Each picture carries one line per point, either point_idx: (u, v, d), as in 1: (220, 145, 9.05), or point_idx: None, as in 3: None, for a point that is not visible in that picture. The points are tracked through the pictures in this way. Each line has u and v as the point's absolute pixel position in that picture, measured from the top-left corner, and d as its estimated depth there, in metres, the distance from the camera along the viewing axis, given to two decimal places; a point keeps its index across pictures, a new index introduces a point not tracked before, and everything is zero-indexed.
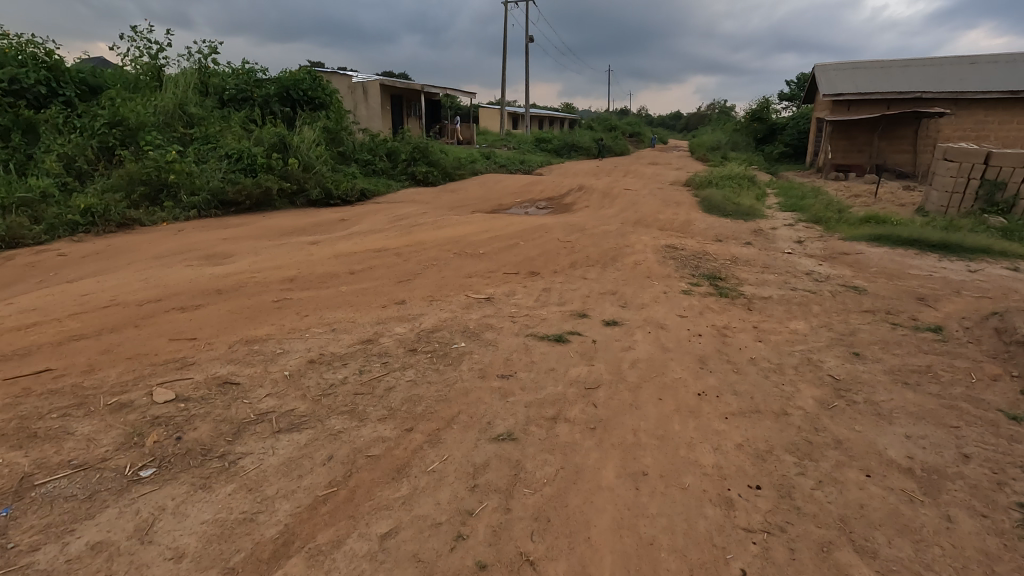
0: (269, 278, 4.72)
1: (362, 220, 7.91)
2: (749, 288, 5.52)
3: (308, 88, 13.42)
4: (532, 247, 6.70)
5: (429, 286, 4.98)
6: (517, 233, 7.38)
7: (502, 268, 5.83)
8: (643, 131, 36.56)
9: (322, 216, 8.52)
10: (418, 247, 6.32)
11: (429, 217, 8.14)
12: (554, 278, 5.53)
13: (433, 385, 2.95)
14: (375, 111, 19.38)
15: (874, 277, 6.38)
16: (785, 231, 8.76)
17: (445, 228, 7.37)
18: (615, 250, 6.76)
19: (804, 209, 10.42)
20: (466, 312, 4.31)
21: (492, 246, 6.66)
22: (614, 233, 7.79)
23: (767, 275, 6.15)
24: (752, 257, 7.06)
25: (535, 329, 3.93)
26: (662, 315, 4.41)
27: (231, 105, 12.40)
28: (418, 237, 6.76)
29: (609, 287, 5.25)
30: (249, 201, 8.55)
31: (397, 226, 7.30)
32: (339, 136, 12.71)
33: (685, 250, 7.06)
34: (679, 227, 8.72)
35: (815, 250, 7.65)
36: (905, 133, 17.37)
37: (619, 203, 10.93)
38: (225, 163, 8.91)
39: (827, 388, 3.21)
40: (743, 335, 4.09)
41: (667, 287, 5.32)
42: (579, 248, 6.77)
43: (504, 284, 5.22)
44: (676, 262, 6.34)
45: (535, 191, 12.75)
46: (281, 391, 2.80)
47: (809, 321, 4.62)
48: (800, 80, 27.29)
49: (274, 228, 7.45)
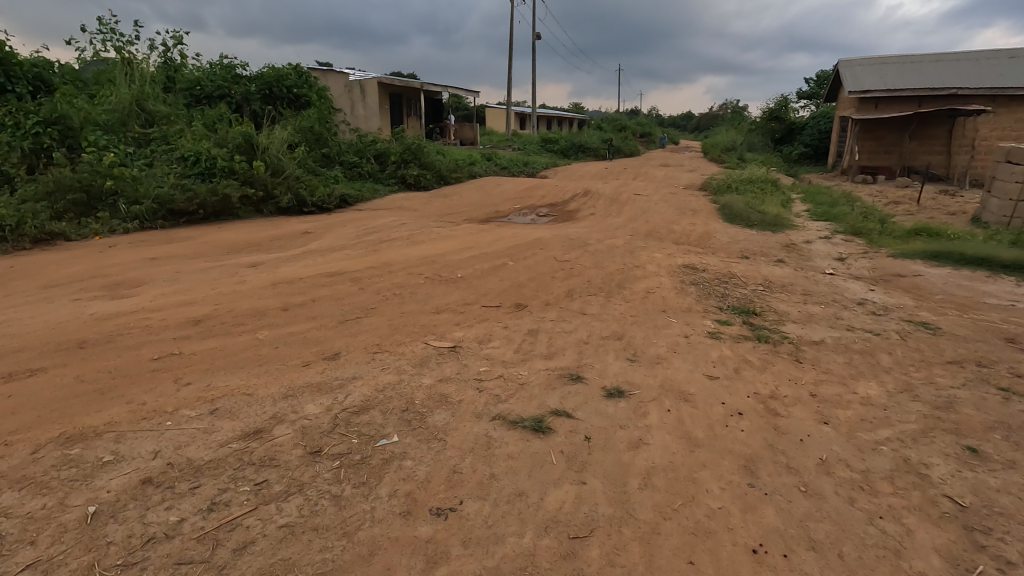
0: (166, 319, 3.61)
1: (329, 233, 6.85)
2: (794, 328, 4.33)
3: (291, 84, 12.42)
4: (522, 269, 5.56)
5: (382, 329, 3.85)
6: (506, 250, 6.24)
7: (482, 300, 4.68)
8: (653, 131, 35.24)
9: (287, 227, 7.46)
10: (381, 270, 5.21)
11: (407, 228, 7.02)
12: (544, 314, 4.40)
13: (321, 537, 1.82)
14: (372, 111, 18.31)
15: (941, 308, 5.19)
16: (821, 246, 7.56)
17: (422, 244, 6.26)
18: (624, 272, 5.60)
19: (838, 219, 9.19)
20: (419, 372, 3.18)
21: (474, 267, 5.54)
22: (622, 249, 6.64)
23: (811, 306, 4.98)
24: (788, 280, 5.87)
25: (507, 406, 2.79)
26: (684, 377, 3.25)
27: (207, 102, 11.43)
28: (387, 256, 5.63)
29: (614, 328, 4.09)
30: (204, 211, 7.47)
31: (365, 241, 6.20)
32: (323, 136, 11.70)
33: (707, 272, 5.88)
34: (698, 241, 7.54)
35: (861, 270, 6.44)
36: (938, 132, 16.04)
37: (628, 210, 9.81)
38: (179, 166, 7.89)
39: (953, 529, 2.06)
40: (801, 412, 2.93)
41: (688, 328, 4.16)
42: (580, 270, 5.61)
43: (480, 324, 4.09)
44: (698, 289, 5.18)
45: (535, 197, 11.60)
46: (55, 560, 1.68)
47: (883, 384, 3.44)
48: (820, 77, 25.84)
49: (222, 244, 6.38)
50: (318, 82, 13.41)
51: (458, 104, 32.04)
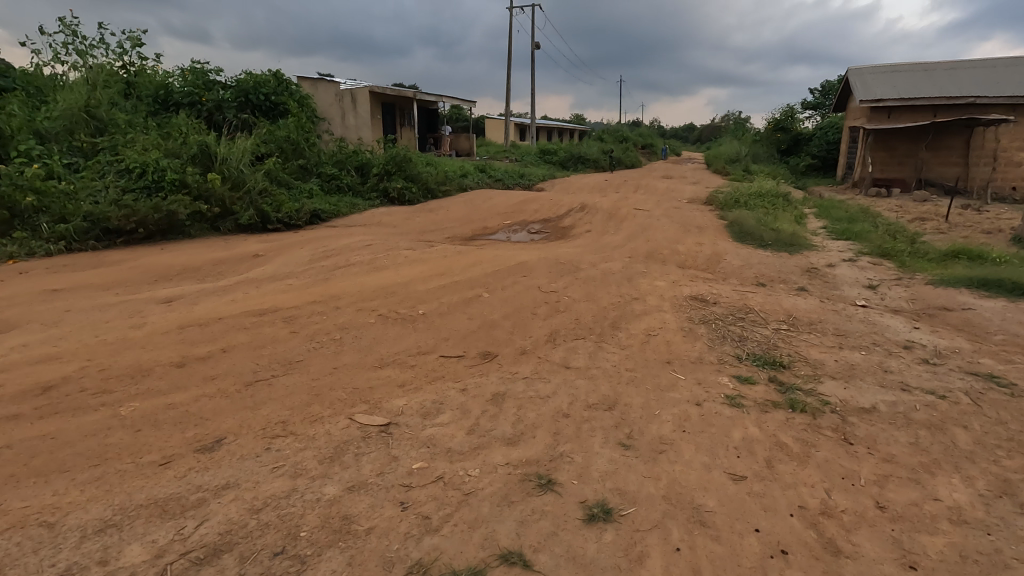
0: (2, 387, 2.71)
1: (283, 255, 5.98)
2: (835, 388, 3.40)
3: (269, 91, 11.68)
4: (499, 304, 4.65)
5: (297, 397, 2.91)
6: (483, 277, 5.34)
7: (442, 347, 3.77)
8: (654, 141, 34.49)
9: (239, 248, 6.61)
10: (326, 306, 4.31)
11: (371, 249, 6.12)
12: (519, 367, 3.49)
13: None
14: (363, 121, 17.53)
15: (1007, 353, 4.27)
16: (846, 270, 6.65)
17: (384, 271, 5.34)
18: (620, 307, 4.68)
19: (861, 238, 8.29)
20: (324, 473, 2.26)
21: (441, 301, 4.64)
22: (618, 275, 5.74)
23: (850, 353, 4.06)
24: (815, 315, 4.95)
25: (437, 545, 1.88)
26: (698, 480, 2.32)
27: (175, 110, 10.64)
28: (337, 288, 4.73)
29: (604, 392, 3.16)
30: (145, 230, 6.62)
31: (318, 266, 5.31)
32: (300, 147, 10.94)
33: (718, 305, 4.96)
34: (705, 265, 6.63)
35: (897, 302, 5.52)
36: (955, 143, 15.18)
37: (627, 227, 8.95)
38: (122, 179, 7.07)
39: None
40: (871, 546, 2.02)
41: (700, 392, 3.22)
42: (567, 305, 4.70)
43: (432, 386, 3.17)
44: (710, 330, 4.26)
45: (528, 211, 10.75)
46: None
47: (971, 483, 2.51)
48: (826, 86, 25.04)
49: (153, 269, 5.51)
50: (299, 90, 12.73)
51: (456, 115, 31.41)
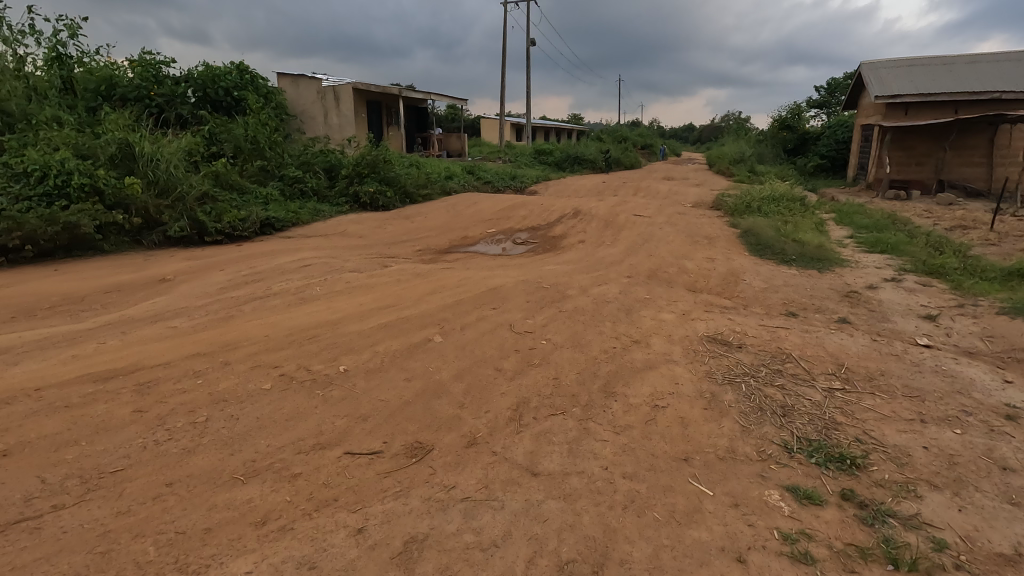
0: None
1: (199, 278, 4.82)
2: (945, 508, 2.21)
3: (229, 85, 10.61)
4: (453, 354, 3.45)
5: (63, 563, 1.73)
6: (440, 311, 4.15)
7: (355, 433, 2.59)
8: (654, 142, 33.35)
9: (155, 268, 5.46)
10: (210, 362, 3.14)
11: (308, 271, 4.93)
12: (461, 476, 2.30)
13: None
14: (346, 120, 16.09)
15: None
16: (892, 293, 5.46)
17: (314, 303, 4.16)
18: (615, 356, 3.49)
19: (897, 250, 7.10)
20: None
21: (377, 350, 3.45)
22: (616, 306, 4.55)
23: (941, 431, 2.88)
24: (874, 364, 3.76)
25: None
26: None
27: (119, 106, 9.50)
28: (238, 331, 3.55)
29: (586, 534, 1.98)
30: (36, 246, 5.47)
31: (228, 297, 4.13)
32: (260, 147, 9.80)
33: (746, 350, 3.77)
34: (721, 288, 5.44)
35: (969, 341, 4.33)
36: (979, 141, 13.98)
37: (626, 237, 7.77)
38: (17, 184, 5.92)
39: None
40: None
41: (739, 527, 2.04)
42: (545, 354, 3.51)
43: (311, 523, 1.98)
44: (741, 396, 3.06)
45: (515, 218, 9.58)
46: None
47: None
48: (833, 83, 23.85)
49: (22, 299, 4.33)
50: (264, 83, 11.62)
51: (449, 115, 30.23)
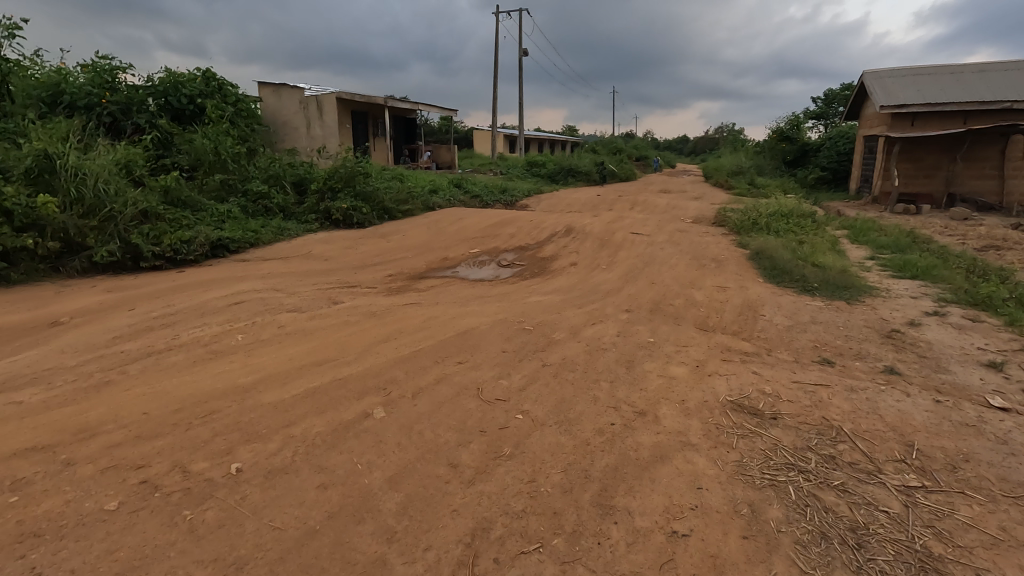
0: None
1: (101, 319, 3.92)
2: None
3: (192, 92, 9.81)
4: (396, 438, 2.55)
5: None
6: (390, 368, 3.24)
7: None
8: (648, 154, 32.65)
9: (61, 303, 4.55)
10: (44, 465, 2.22)
11: (238, 311, 4.03)
12: None
13: None
14: (331, 130, 15.33)
15: None
16: (939, 332, 4.60)
17: (229, 358, 3.25)
18: (615, 441, 2.60)
19: (929, 276, 6.24)
20: None
21: (291, 435, 2.54)
22: (614, 355, 3.67)
23: None
24: (952, 441, 2.88)
25: None
26: None
27: (65, 114, 8.64)
28: (107, 408, 2.63)
29: None
30: None
31: (117, 353, 3.22)
32: (222, 159, 8.93)
33: (784, 424, 2.89)
34: (738, 327, 4.57)
35: None
36: (990, 153, 13.18)
37: (624, 259, 6.93)
38: None
39: None
40: None
41: None
42: (521, 437, 2.61)
43: None
44: (792, 510, 2.18)
45: (501, 236, 8.72)
46: None
47: None
48: (830, 95, 23.21)
49: None
50: (232, 90, 10.79)
51: (440, 126, 29.47)
